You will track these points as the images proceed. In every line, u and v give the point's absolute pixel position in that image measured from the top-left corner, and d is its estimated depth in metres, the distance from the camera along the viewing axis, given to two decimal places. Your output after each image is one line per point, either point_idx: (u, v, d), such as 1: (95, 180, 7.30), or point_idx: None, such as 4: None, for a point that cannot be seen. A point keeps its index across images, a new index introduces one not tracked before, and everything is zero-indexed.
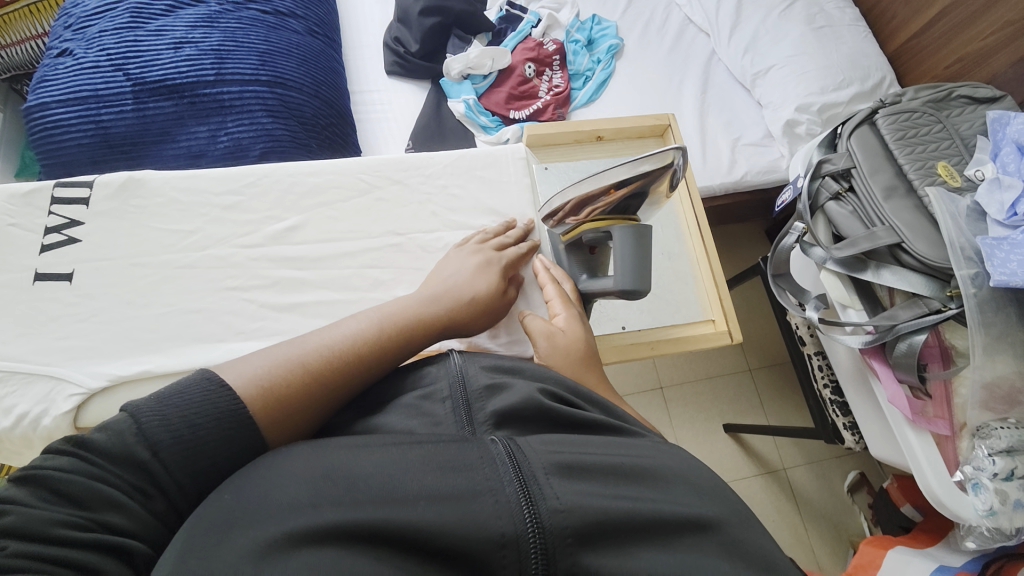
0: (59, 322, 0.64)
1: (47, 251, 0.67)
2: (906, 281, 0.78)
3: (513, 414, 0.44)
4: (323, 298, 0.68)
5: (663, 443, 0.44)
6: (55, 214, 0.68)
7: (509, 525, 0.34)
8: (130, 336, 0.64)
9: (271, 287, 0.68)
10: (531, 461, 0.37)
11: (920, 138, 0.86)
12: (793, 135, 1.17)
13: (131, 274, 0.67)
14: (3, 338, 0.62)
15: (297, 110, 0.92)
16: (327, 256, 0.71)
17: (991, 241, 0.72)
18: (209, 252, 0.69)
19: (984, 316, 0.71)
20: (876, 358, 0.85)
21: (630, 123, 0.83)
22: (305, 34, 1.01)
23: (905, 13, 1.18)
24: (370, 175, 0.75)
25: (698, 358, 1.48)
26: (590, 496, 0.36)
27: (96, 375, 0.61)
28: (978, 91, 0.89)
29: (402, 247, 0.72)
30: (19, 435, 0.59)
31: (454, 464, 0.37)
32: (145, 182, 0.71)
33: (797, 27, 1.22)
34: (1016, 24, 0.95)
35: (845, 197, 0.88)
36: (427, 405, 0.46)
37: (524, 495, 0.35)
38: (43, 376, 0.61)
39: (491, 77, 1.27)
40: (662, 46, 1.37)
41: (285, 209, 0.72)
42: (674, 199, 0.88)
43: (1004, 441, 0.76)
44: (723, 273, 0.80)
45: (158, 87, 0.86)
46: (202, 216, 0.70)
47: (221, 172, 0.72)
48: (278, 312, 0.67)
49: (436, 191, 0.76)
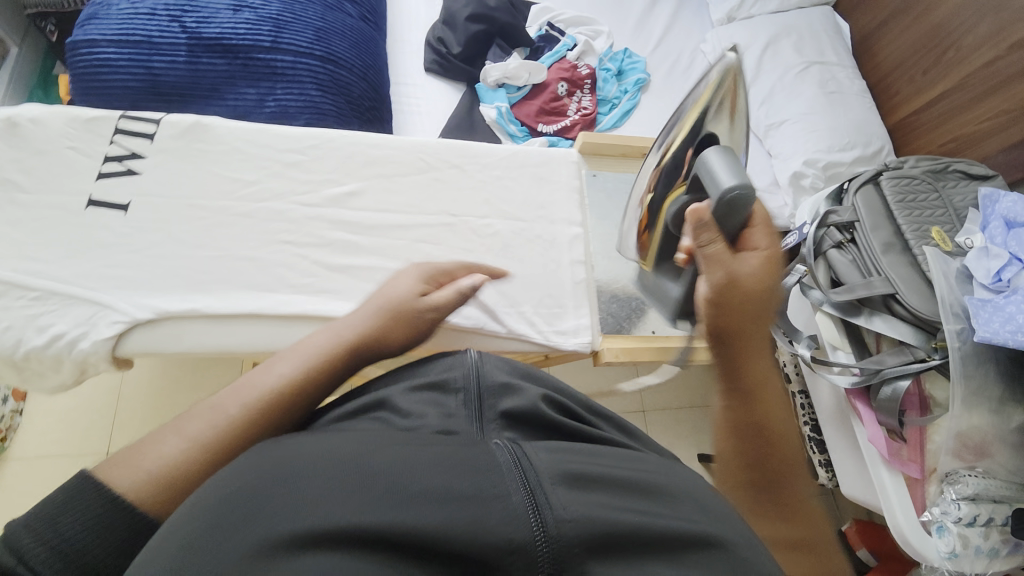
0: (107, 250, 0.64)
1: (104, 178, 0.67)
2: (894, 329, 0.86)
3: (522, 418, 0.42)
4: (372, 264, 0.70)
5: (667, 463, 0.41)
6: (119, 144, 0.69)
7: (520, 528, 0.30)
8: (179, 274, 0.64)
9: (325, 247, 0.70)
10: (537, 469, 0.33)
11: (918, 203, 0.93)
12: (798, 187, 1.26)
13: (187, 215, 0.67)
14: (47, 258, 0.63)
15: (346, 88, 0.94)
16: (382, 225, 0.72)
17: (977, 300, 0.79)
18: (265, 205, 0.70)
19: (964, 369, 0.78)
20: (859, 400, 0.91)
21: None
22: (357, 19, 1.03)
23: (908, 91, 1.29)
24: (430, 157, 0.77)
25: (684, 387, 1.52)
26: (599, 508, 0.32)
27: (143, 307, 0.62)
28: (973, 168, 0.98)
29: (454, 228, 0.74)
30: (53, 354, 0.59)
31: (460, 464, 0.33)
32: (211, 128, 0.71)
33: (811, 88, 1.33)
34: (1012, 113, 1.05)
35: (846, 247, 0.95)
36: (441, 396, 0.43)
37: (531, 503, 0.31)
38: (87, 300, 0.61)
39: (525, 90, 1.32)
40: (686, 86, 1.45)
41: (344, 174, 0.73)
42: None
43: (971, 489, 0.81)
44: None
45: (212, 44, 0.87)
46: (264, 168, 0.71)
47: (287, 131, 0.73)
48: (329, 272, 0.68)
49: (488, 181, 0.78)
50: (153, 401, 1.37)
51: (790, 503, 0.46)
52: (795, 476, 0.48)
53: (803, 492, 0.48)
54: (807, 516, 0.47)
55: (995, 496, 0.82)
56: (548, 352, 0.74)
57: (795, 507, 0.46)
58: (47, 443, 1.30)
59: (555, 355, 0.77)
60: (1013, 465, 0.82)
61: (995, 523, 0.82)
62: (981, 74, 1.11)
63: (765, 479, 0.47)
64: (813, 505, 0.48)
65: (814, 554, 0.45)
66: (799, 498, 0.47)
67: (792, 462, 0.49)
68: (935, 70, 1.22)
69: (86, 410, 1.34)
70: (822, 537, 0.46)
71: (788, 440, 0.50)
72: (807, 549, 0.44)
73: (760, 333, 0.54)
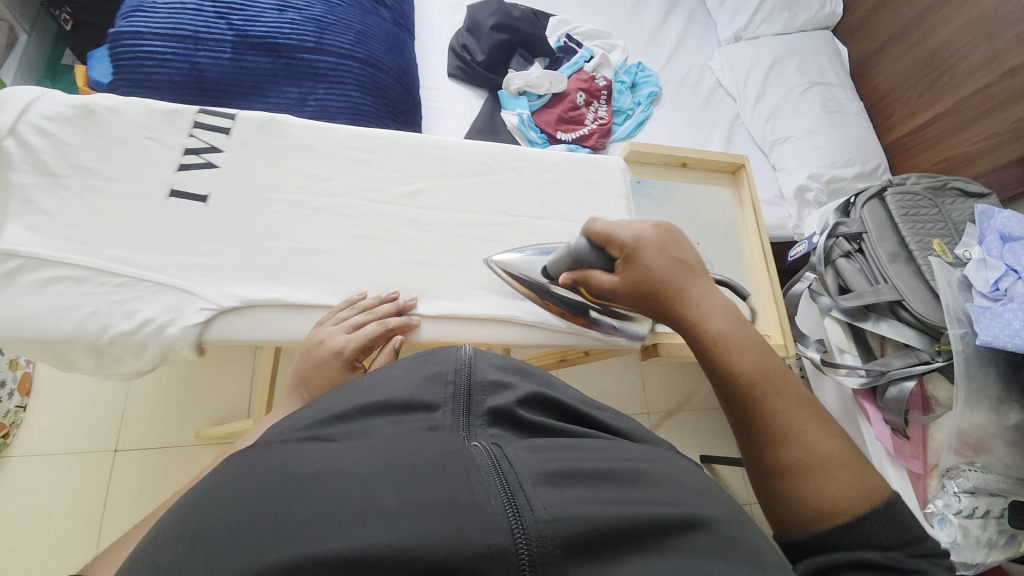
0: (190, 239, 0.64)
1: (185, 170, 0.67)
2: (899, 333, 0.93)
3: (514, 414, 0.38)
4: (435, 261, 0.73)
5: (651, 448, 0.40)
6: (196, 137, 0.69)
7: (494, 534, 0.27)
8: (261, 265, 0.66)
9: (395, 243, 0.72)
10: (517, 470, 0.31)
11: (920, 217, 1.00)
12: (802, 200, 1.33)
13: (264, 208, 0.68)
14: (128, 246, 0.62)
15: (385, 91, 0.97)
16: (447, 224, 0.75)
17: (978, 308, 0.85)
18: (340, 200, 0.72)
19: (967, 370, 0.84)
20: (867, 400, 0.98)
21: (715, 156, 0.88)
22: (391, 23, 1.05)
23: (903, 112, 1.38)
24: (488, 159, 0.80)
25: (688, 391, 1.57)
26: (582, 502, 0.30)
27: (229, 295, 0.63)
28: (970, 185, 1.05)
29: (515, 229, 0.77)
30: (139, 339, 0.59)
31: (432, 468, 0.30)
32: (285, 125, 0.72)
33: (814, 108, 1.41)
34: (1001, 136, 1.15)
35: (853, 256, 1.01)
36: (430, 384, 0.40)
37: (509, 507, 0.28)
38: (172, 287, 0.62)
39: (545, 98, 1.36)
40: (695, 100, 1.51)
41: (410, 174, 0.76)
42: (738, 211, 0.91)
43: (970, 482, 0.88)
44: (782, 292, 0.82)
45: (258, 43, 0.89)
46: (336, 165, 0.73)
47: (357, 131, 0.75)
48: (400, 268, 0.71)
49: (544, 184, 0.81)
50: (163, 397, 1.35)
51: (783, 428, 0.46)
52: (778, 401, 0.47)
53: (799, 415, 0.47)
54: (807, 438, 0.45)
55: (992, 489, 0.89)
56: (588, 347, 0.77)
57: (789, 432, 0.45)
58: (53, 439, 1.27)
59: (595, 350, 0.79)
60: (1010, 461, 0.88)
61: (992, 516, 0.88)
62: (972, 100, 1.21)
63: (747, 413, 0.48)
64: (816, 424, 0.46)
65: (812, 477, 0.43)
66: (791, 419, 0.46)
67: (772, 388, 0.48)
68: (929, 95, 1.31)
69: (92, 409, 1.31)
70: (842, 454, 0.45)
71: (749, 372, 0.49)
72: (816, 472, 0.43)
73: (687, 288, 0.56)
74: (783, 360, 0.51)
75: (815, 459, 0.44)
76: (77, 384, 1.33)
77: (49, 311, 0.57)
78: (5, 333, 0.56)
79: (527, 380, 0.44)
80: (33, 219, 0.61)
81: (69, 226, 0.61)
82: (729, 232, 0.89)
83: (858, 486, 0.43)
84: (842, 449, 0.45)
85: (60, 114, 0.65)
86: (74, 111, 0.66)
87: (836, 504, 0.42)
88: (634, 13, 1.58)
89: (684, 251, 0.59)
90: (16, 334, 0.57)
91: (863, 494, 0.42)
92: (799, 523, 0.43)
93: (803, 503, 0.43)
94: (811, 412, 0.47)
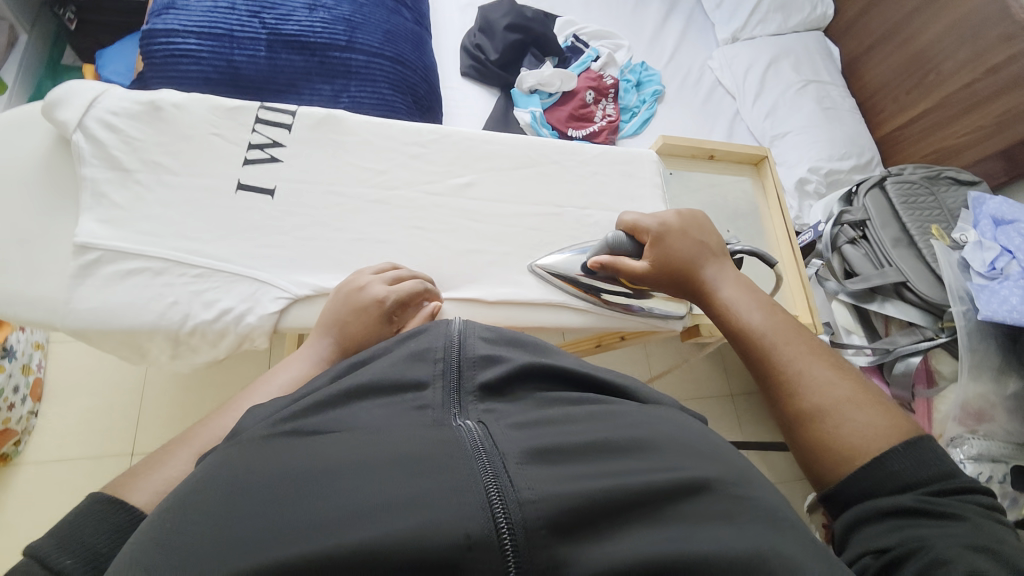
0: (260, 232, 0.69)
1: (250, 164, 0.72)
2: (904, 313, 0.99)
3: (505, 390, 0.41)
4: (486, 249, 0.76)
5: (648, 407, 0.41)
6: (259, 132, 0.74)
7: (475, 521, 0.28)
8: (329, 255, 0.70)
9: (449, 232, 0.76)
10: (501, 452, 0.33)
11: (919, 205, 1.06)
12: (803, 191, 1.38)
13: (328, 200, 0.73)
14: (203, 237, 0.67)
15: (413, 88, 0.99)
16: (498, 213, 0.79)
17: (977, 286, 0.91)
18: (398, 192, 0.76)
19: (970, 344, 0.90)
20: (875, 375, 1.06)
21: (740, 147, 0.94)
22: (413, 23, 1.06)
23: (892, 109, 1.46)
24: (533, 152, 0.84)
25: (690, 378, 1.55)
26: (566, 480, 0.31)
27: (301, 283, 0.67)
28: (961, 174, 1.12)
29: (560, 218, 0.81)
30: (219, 327, 0.64)
31: (415, 460, 0.32)
32: (343, 120, 0.77)
33: (811, 104, 1.48)
34: (986, 129, 1.24)
35: (858, 242, 1.07)
36: (420, 362, 0.42)
37: (491, 489, 0.30)
38: (247, 278, 0.67)
39: (556, 97, 1.39)
40: (696, 98, 1.54)
41: (462, 166, 0.80)
42: (760, 197, 0.96)
43: (975, 449, 0.94)
44: (809, 274, 0.88)
45: (291, 41, 0.90)
46: (391, 159, 0.77)
47: (410, 125, 0.79)
48: (456, 256, 0.75)
49: (588, 176, 0.84)
50: (176, 398, 1.28)
51: (797, 377, 0.50)
52: (791, 353, 0.52)
53: (812, 364, 0.51)
54: (821, 384, 0.49)
55: (994, 455, 0.94)
56: (626, 331, 0.81)
57: (802, 381, 0.49)
58: (67, 444, 1.21)
59: (631, 333, 0.84)
60: (1010, 427, 0.95)
61: (995, 481, 0.93)
62: (958, 96, 1.29)
63: (763, 368, 0.53)
64: (831, 372, 0.50)
65: (827, 421, 0.47)
66: (804, 368, 0.50)
67: (785, 343, 0.53)
68: (918, 91, 1.39)
69: (106, 410, 1.25)
70: (858, 398, 0.47)
71: (761, 334, 0.55)
72: (831, 414, 0.47)
73: (707, 268, 0.64)
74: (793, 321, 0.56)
75: (829, 403, 0.47)
76: (88, 388, 1.27)
77: (131, 306, 0.62)
78: (85, 324, 0.62)
79: (517, 350, 0.46)
80: (105, 212, 0.65)
81: (144, 220, 0.66)
82: (754, 218, 0.94)
83: (875, 426, 0.45)
84: (859, 394, 0.48)
85: (125, 110, 0.70)
86: (141, 107, 0.70)
87: (852, 442, 0.45)
88: (637, 13, 1.63)
89: (706, 236, 0.67)
90: (102, 328, 0.62)
91: (881, 435, 0.45)
92: (823, 464, 0.46)
93: (820, 445, 0.46)
94: (826, 361, 0.51)
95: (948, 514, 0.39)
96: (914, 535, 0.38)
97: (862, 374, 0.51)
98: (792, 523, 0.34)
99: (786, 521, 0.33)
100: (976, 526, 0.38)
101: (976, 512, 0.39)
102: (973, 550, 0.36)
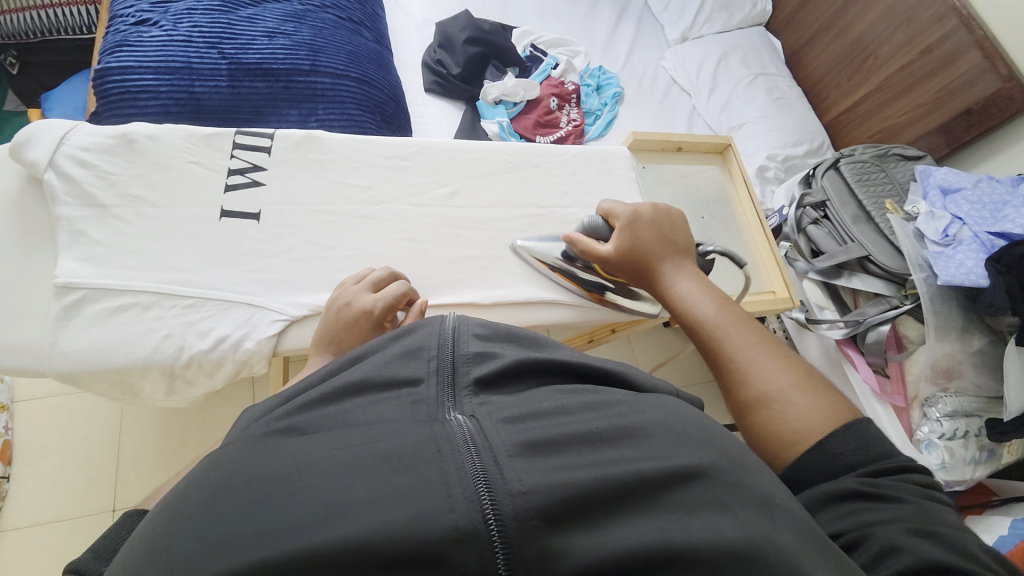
0: (249, 257, 0.68)
1: (232, 190, 0.71)
2: (870, 285, 1.04)
3: (499, 385, 0.41)
4: (477, 254, 0.77)
5: (641, 396, 0.41)
6: (238, 158, 0.73)
7: (462, 515, 0.28)
8: (322, 275, 0.70)
9: (440, 242, 0.76)
10: (492, 444, 0.33)
11: (873, 181, 1.13)
12: (764, 177, 1.44)
13: (316, 219, 0.73)
14: (191, 268, 0.66)
15: (381, 106, 1.00)
16: (486, 219, 0.80)
17: (934, 253, 0.97)
18: (384, 207, 0.76)
19: (933, 306, 0.97)
20: (850, 347, 1.10)
21: (705, 138, 0.98)
22: (375, 43, 1.07)
23: (837, 94, 1.56)
24: (512, 157, 0.85)
25: (679, 367, 1.57)
26: (556, 470, 0.32)
27: (296, 305, 0.66)
28: (907, 151, 1.20)
29: (545, 219, 0.82)
30: (216, 357, 0.63)
31: (404, 460, 0.32)
32: (322, 140, 0.77)
33: (761, 95, 1.56)
34: (925, 106, 1.33)
35: (821, 222, 1.13)
36: (413, 361, 0.42)
37: (481, 482, 0.30)
38: (241, 304, 0.65)
39: (521, 106, 1.42)
40: (655, 97, 1.60)
41: (445, 176, 0.81)
42: (729, 185, 1.00)
43: (949, 406, 1.00)
44: (782, 253, 0.92)
45: (254, 69, 0.90)
46: (375, 174, 0.78)
47: (389, 140, 0.80)
48: (449, 264, 0.75)
49: (565, 176, 0.87)
50: (157, 443, 1.22)
51: (744, 364, 0.52)
52: (741, 343, 0.53)
53: (759, 353, 0.52)
54: (767, 373, 0.50)
55: (967, 410, 1.01)
56: (617, 323, 0.83)
57: (750, 369, 0.51)
58: (45, 506, 1.13)
59: (622, 325, 0.86)
60: (979, 381, 1.01)
61: (971, 434, 1.00)
62: (895, 78, 1.38)
63: (715, 356, 0.55)
64: (777, 360, 0.51)
65: (769, 406, 0.48)
66: (751, 358, 0.52)
67: (737, 333, 0.55)
68: (857, 76, 1.49)
69: (83, 464, 1.18)
70: (802, 386, 0.49)
71: (717, 324, 0.56)
72: (775, 401, 0.48)
73: (672, 261, 0.65)
74: (750, 315, 0.58)
75: (773, 390, 0.49)
76: (61, 444, 1.20)
77: (123, 341, 0.60)
78: (74, 366, 0.59)
79: (510, 346, 0.46)
80: (84, 251, 0.63)
81: (127, 255, 0.65)
82: (724, 206, 0.98)
83: (815, 412, 0.47)
84: (802, 382, 0.50)
85: (96, 145, 0.68)
86: (114, 141, 0.68)
87: (795, 427, 0.47)
88: (590, 20, 1.68)
89: (674, 233, 0.68)
90: (92, 368, 0.60)
91: (821, 419, 0.46)
92: (770, 449, 0.48)
93: (766, 430, 0.48)
94: (773, 351, 0.53)
95: (898, 498, 0.40)
96: (871, 524, 0.39)
97: (810, 367, 0.52)
98: (786, 513, 0.35)
99: (779, 511, 0.34)
100: (921, 510, 0.39)
101: (914, 493, 0.41)
102: (925, 536, 0.38)
